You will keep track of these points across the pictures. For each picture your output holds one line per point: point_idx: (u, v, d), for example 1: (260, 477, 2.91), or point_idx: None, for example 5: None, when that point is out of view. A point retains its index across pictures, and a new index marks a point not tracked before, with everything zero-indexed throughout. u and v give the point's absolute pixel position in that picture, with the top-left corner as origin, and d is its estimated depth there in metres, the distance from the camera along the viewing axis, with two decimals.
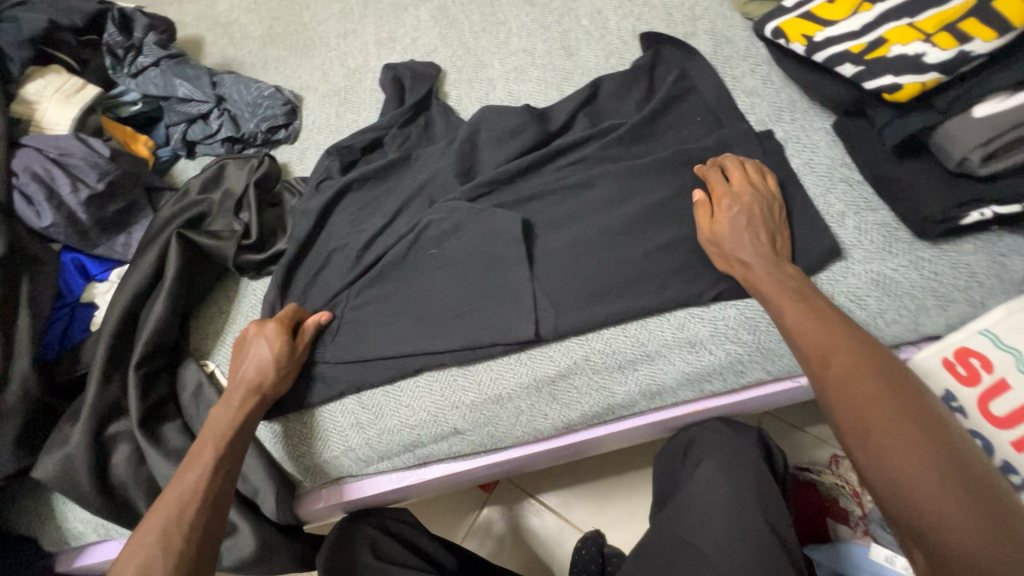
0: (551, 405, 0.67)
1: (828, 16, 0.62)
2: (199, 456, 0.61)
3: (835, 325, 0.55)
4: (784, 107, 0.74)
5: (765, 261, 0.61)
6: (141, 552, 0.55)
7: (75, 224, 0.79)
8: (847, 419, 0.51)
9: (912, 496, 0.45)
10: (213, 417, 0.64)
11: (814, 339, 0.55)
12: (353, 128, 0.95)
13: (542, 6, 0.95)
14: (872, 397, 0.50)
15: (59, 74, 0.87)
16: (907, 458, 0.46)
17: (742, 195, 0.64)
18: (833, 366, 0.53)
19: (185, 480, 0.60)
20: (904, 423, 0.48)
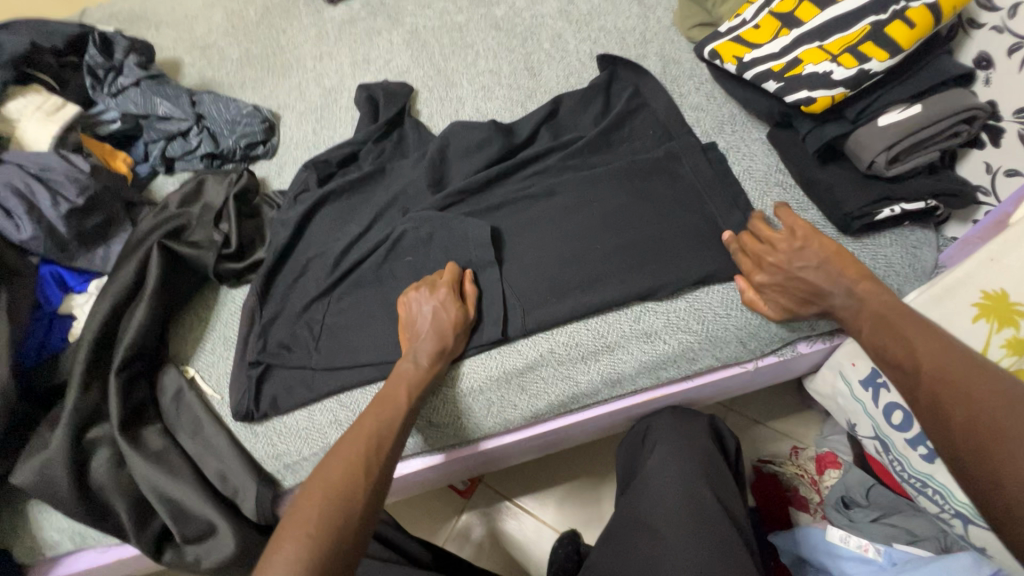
0: (519, 396, 0.71)
1: (754, 40, 0.70)
2: (359, 442, 0.60)
3: (945, 344, 0.54)
4: (725, 120, 0.82)
5: (842, 293, 0.62)
6: (316, 498, 0.55)
7: (55, 236, 0.81)
8: (972, 449, 0.47)
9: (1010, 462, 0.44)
10: (395, 402, 0.64)
11: (923, 365, 0.53)
12: (330, 144, 0.99)
13: (507, 31, 1.02)
14: (996, 420, 0.47)
15: (38, 93, 0.90)
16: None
17: (797, 256, 0.64)
18: (946, 391, 0.51)
19: (341, 466, 0.57)
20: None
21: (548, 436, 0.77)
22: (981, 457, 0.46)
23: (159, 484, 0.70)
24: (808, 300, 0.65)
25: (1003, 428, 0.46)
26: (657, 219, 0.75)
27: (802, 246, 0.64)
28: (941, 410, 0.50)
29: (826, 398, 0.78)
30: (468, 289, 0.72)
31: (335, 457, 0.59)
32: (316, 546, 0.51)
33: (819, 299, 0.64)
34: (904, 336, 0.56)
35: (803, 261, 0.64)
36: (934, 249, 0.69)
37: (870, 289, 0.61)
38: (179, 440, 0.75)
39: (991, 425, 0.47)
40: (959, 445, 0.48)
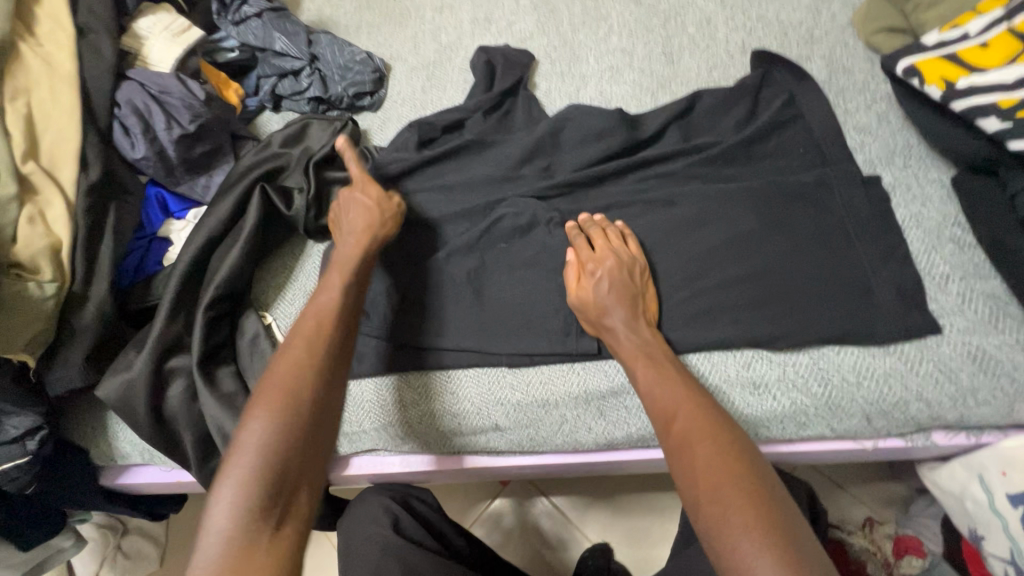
0: (597, 420, 0.65)
1: (977, 63, 0.57)
2: (311, 332, 0.58)
3: (681, 384, 0.56)
4: (897, 150, 0.69)
5: (627, 325, 0.61)
6: (274, 380, 0.54)
7: (165, 159, 0.82)
8: (687, 488, 0.49)
9: (731, 556, 0.44)
10: (328, 290, 0.61)
11: (663, 403, 0.55)
12: (436, 105, 0.94)
13: (648, 7, 0.91)
14: (709, 462, 0.49)
15: (169, 13, 0.90)
16: (735, 525, 0.45)
17: (605, 259, 0.64)
18: (677, 430, 0.53)
19: (293, 353, 0.56)
20: (732, 490, 0.47)
21: (616, 464, 0.71)
22: (693, 495, 0.49)
23: (225, 426, 0.71)
24: (599, 322, 0.62)
25: (705, 476, 0.48)
26: (791, 253, 0.64)
27: (639, 267, 0.65)
28: (676, 449, 0.52)
29: (942, 492, 0.68)
30: (392, 199, 0.71)
31: (287, 348, 0.57)
32: (270, 442, 0.50)
33: (603, 327, 0.62)
34: (664, 375, 0.57)
35: (616, 275, 0.63)
36: None
37: (659, 341, 0.61)
38: (249, 385, 0.75)
39: (707, 467, 0.49)
40: (680, 482, 0.50)
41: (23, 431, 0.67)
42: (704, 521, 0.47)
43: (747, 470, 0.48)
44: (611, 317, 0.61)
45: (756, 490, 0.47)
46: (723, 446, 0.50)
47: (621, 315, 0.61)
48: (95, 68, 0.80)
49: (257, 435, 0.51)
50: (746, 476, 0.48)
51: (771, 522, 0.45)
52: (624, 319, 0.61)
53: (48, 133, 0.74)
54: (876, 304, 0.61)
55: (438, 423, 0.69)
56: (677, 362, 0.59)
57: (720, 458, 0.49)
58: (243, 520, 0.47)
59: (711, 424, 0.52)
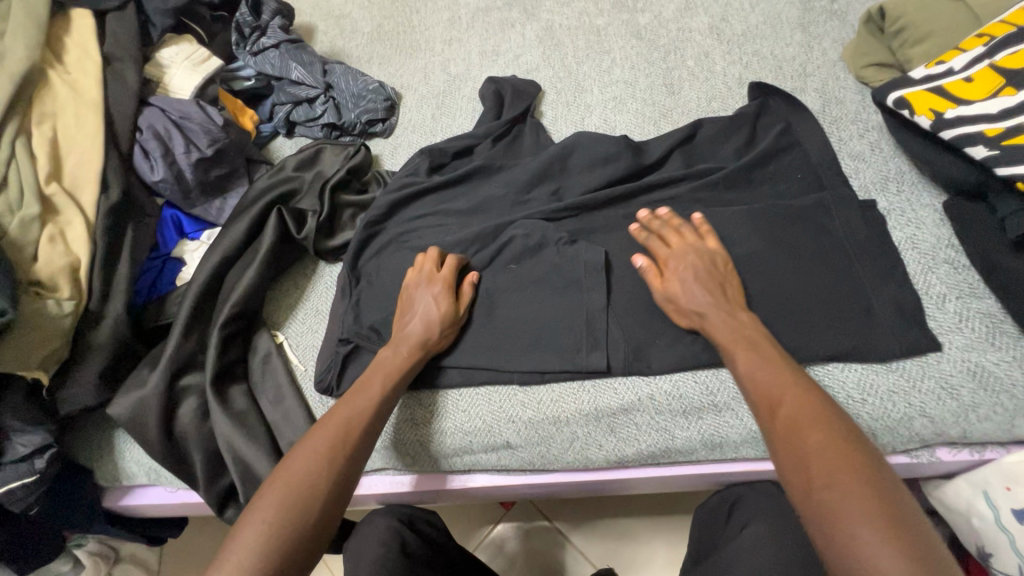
0: (608, 437, 0.66)
1: (963, 95, 0.60)
2: (334, 428, 0.58)
3: (787, 370, 0.55)
4: (891, 176, 0.72)
5: (718, 311, 0.62)
6: (298, 470, 0.55)
7: (182, 182, 0.84)
8: (795, 475, 0.48)
9: (848, 544, 0.42)
10: (365, 393, 0.62)
11: (765, 387, 0.54)
12: (445, 132, 0.97)
13: (649, 42, 0.96)
14: (818, 444, 0.48)
15: (190, 44, 0.94)
16: (849, 509, 0.44)
17: (685, 255, 0.66)
18: (783, 414, 0.51)
19: (311, 447, 0.56)
20: (847, 474, 0.46)
21: (625, 482, 0.72)
22: (803, 481, 0.47)
23: (236, 444, 0.71)
24: (687, 307, 0.63)
25: (817, 456, 0.47)
26: (794, 272, 0.66)
27: (721, 257, 0.67)
28: (782, 433, 0.50)
29: (946, 510, 0.69)
30: (459, 312, 0.69)
31: (309, 439, 0.58)
32: (276, 526, 0.51)
33: (692, 316, 0.63)
34: (766, 357, 0.56)
35: (699, 264, 0.65)
36: None
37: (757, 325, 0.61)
38: (260, 404, 0.75)
39: (817, 450, 0.48)
40: (785, 467, 0.49)
41: (31, 449, 0.67)
42: (809, 503, 0.46)
43: (862, 458, 0.47)
44: (691, 300, 0.63)
45: (873, 481, 0.45)
46: (837, 436, 0.48)
47: (711, 304, 0.62)
48: (119, 95, 0.83)
49: (264, 514, 0.52)
50: (863, 465, 0.46)
51: (888, 511, 0.43)
52: (709, 303, 0.62)
53: (72, 156, 0.77)
54: (875, 324, 0.63)
55: (447, 441, 0.69)
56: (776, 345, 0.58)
57: (833, 445, 0.47)
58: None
59: (819, 411, 0.51)
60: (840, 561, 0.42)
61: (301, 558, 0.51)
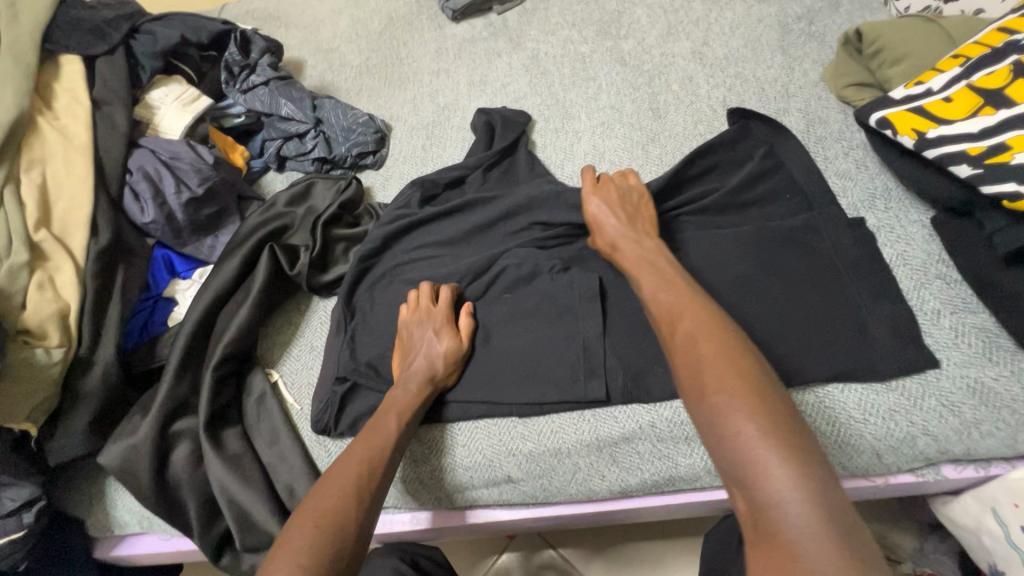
0: (610, 467, 0.65)
1: (944, 115, 0.61)
2: (352, 464, 0.57)
3: (687, 291, 0.58)
4: (878, 194, 0.73)
5: (633, 239, 0.68)
6: (327, 505, 0.53)
7: (172, 222, 0.84)
8: (689, 384, 0.50)
9: (735, 445, 0.44)
10: (381, 429, 0.62)
11: (666, 307, 0.58)
12: (436, 162, 0.98)
13: (633, 68, 0.98)
14: (712, 357, 0.50)
15: (179, 84, 0.94)
16: (733, 409, 0.46)
17: (609, 191, 0.73)
18: (681, 333, 0.54)
19: (338, 483, 0.55)
20: (737, 383, 0.47)
21: (630, 512, 0.70)
22: (695, 388, 0.50)
23: (231, 489, 0.70)
24: (607, 232, 0.70)
25: (712, 366, 0.49)
26: (789, 293, 0.67)
27: (637, 194, 0.74)
28: (680, 347, 0.53)
29: (955, 527, 0.68)
30: (463, 343, 0.70)
31: (331, 475, 0.56)
32: (312, 561, 0.48)
33: (610, 247, 0.69)
34: (665, 281, 0.61)
35: (617, 197, 0.73)
36: None
37: (658, 248, 0.67)
38: (255, 446, 0.74)
39: (711, 364, 0.49)
40: (683, 380, 0.51)
41: (19, 503, 0.65)
42: (703, 411, 0.48)
43: (748, 362, 0.49)
44: (608, 226, 0.70)
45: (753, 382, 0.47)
46: (730, 345, 0.51)
47: (622, 230, 0.69)
48: (108, 137, 0.83)
49: (298, 551, 0.48)
50: (749, 373, 0.48)
51: (771, 414, 0.45)
52: (620, 226, 0.69)
53: (61, 201, 0.76)
54: (873, 343, 0.62)
55: (448, 477, 0.68)
56: (673, 264, 0.64)
57: (725, 353, 0.50)
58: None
59: (718, 329, 0.52)
60: (728, 460, 0.44)
61: None
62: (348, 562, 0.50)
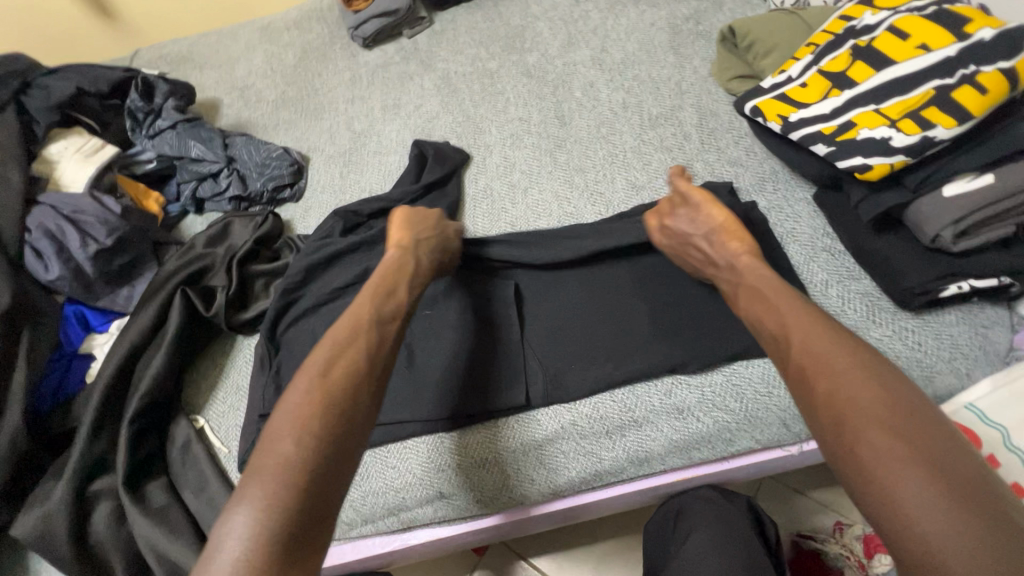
0: (538, 470, 0.66)
1: (802, 99, 0.65)
2: (353, 326, 0.58)
3: (799, 313, 0.54)
4: (767, 176, 0.77)
5: (727, 258, 0.64)
6: (335, 368, 0.53)
7: (80, 276, 0.81)
8: (821, 420, 0.47)
9: (889, 493, 0.42)
10: (377, 300, 0.61)
11: (778, 336, 0.54)
12: (355, 188, 0.98)
13: (538, 79, 1.01)
14: (866, 403, 0.45)
15: (80, 135, 0.93)
16: (892, 467, 0.42)
17: (682, 213, 0.69)
18: (800, 362, 0.51)
19: (344, 347, 0.55)
20: (881, 423, 0.44)
21: (568, 512, 0.71)
22: (827, 426, 0.47)
23: (158, 544, 0.67)
24: (696, 264, 0.68)
25: (862, 416, 0.45)
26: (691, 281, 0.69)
27: (705, 208, 0.67)
28: (800, 379, 0.50)
29: None
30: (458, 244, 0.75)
31: (335, 334, 0.56)
32: (307, 443, 0.48)
33: (710, 266, 0.66)
34: (772, 301, 0.56)
35: (690, 226, 0.68)
36: (1008, 329, 0.61)
37: (751, 263, 0.61)
38: (182, 496, 0.72)
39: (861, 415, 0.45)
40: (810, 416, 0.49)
41: None
42: (841, 456, 0.45)
43: (891, 396, 0.46)
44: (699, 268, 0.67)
45: (898, 418, 0.44)
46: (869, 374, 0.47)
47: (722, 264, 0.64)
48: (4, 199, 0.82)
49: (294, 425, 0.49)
50: (896, 410, 0.45)
51: (945, 477, 0.41)
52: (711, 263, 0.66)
53: None
54: None
55: (382, 501, 0.68)
56: (773, 276, 0.59)
57: (861, 388, 0.46)
58: (271, 539, 0.43)
59: (862, 369, 0.48)
60: (875, 506, 0.42)
61: (333, 466, 0.49)
62: (347, 427, 0.51)
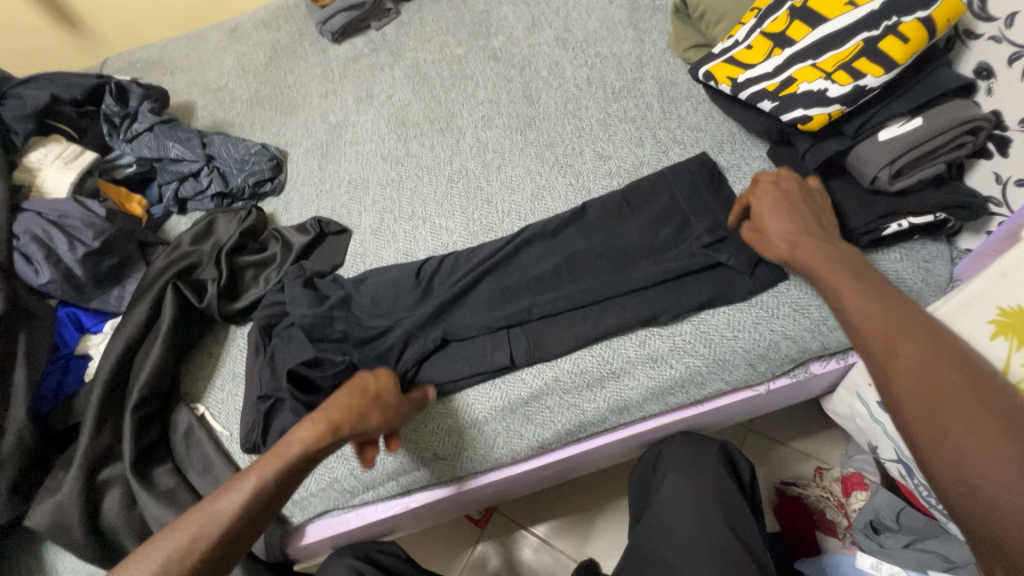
0: (526, 426, 0.70)
1: (747, 61, 0.70)
2: (275, 455, 0.57)
3: (892, 306, 0.49)
4: (725, 139, 0.82)
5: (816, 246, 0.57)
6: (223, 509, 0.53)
7: (72, 278, 0.83)
8: (916, 422, 0.44)
9: (993, 497, 0.39)
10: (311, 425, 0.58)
11: (873, 327, 0.49)
12: (335, 178, 1.00)
13: (505, 61, 1.04)
14: (968, 402, 0.42)
15: (58, 143, 0.95)
16: (1002, 472, 0.39)
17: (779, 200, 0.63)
18: (894, 356, 0.46)
19: (248, 483, 0.55)
20: (989, 422, 0.41)
21: (556, 466, 0.75)
22: (922, 430, 0.43)
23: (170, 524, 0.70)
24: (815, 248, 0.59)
25: (967, 415, 0.42)
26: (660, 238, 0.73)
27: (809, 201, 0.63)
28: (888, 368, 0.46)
29: (844, 418, 0.79)
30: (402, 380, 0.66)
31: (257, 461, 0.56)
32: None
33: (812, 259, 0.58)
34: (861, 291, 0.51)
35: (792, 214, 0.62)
36: (948, 262, 0.66)
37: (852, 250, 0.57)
38: (189, 479, 0.75)
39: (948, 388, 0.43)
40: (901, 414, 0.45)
41: None
42: (943, 460, 0.42)
43: (995, 394, 0.42)
44: (772, 228, 0.62)
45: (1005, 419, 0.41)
46: (970, 373, 0.44)
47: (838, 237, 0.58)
48: None
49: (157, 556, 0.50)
50: (1005, 410, 0.41)
51: None
52: (795, 232, 0.60)
53: None
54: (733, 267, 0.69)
55: (381, 467, 0.72)
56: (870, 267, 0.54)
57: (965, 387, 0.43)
58: None
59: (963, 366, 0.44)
60: (975, 508, 0.39)
61: None
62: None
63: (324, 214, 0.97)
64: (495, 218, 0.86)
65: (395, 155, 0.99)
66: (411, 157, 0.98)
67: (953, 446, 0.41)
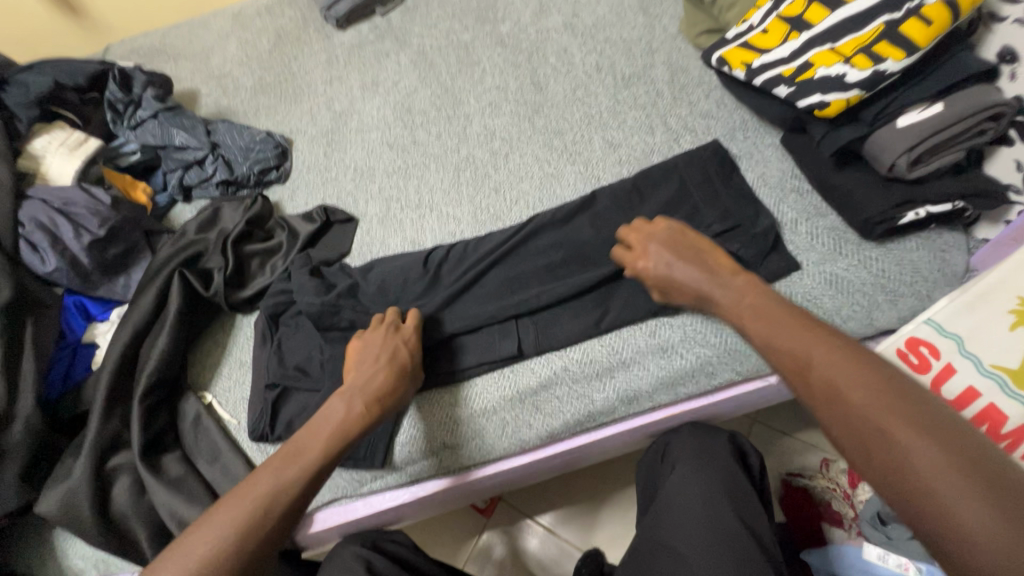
0: (534, 416, 0.70)
1: (763, 45, 0.68)
2: (294, 447, 0.60)
3: (804, 330, 0.52)
4: (736, 127, 0.81)
5: (724, 285, 0.61)
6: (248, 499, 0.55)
7: (78, 266, 0.82)
8: (849, 435, 0.45)
9: (932, 495, 0.39)
10: (330, 414, 0.62)
11: (789, 353, 0.52)
12: (341, 165, 0.99)
13: (513, 48, 1.03)
14: (886, 410, 0.44)
15: (62, 130, 0.94)
16: (936, 471, 0.40)
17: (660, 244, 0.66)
18: (815, 378, 0.48)
19: (272, 472, 0.57)
20: (911, 424, 0.42)
21: (564, 456, 0.75)
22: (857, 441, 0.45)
23: (179, 510, 0.70)
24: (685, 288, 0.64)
25: (899, 422, 0.43)
26: None
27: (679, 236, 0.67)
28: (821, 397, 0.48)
29: None
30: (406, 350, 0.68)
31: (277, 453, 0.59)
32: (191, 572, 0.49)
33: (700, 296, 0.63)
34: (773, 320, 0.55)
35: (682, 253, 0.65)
36: (964, 252, 0.66)
37: (750, 279, 0.60)
38: (198, 466, 0.75)
39: (910, 433, 0.42)
40: (834, 428, 0.47)
41: None
42: (881, 468, 0.43)
43: (909, 402, 0.44)
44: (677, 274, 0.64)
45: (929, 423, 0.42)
46: (879, 383, 0.45)
47: (701, 280, 0.62)
48: None
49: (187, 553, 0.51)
50: (922, 414, 0.43)
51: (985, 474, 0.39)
52: (699, 277, 0.63)
53: None
54: (745, 256, 0.68)
55: (390, 456, 0.72)
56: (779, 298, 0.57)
57: (879, 398, 0.44)
58: None
59: (862, 379, 0.46)
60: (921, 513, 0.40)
61: None
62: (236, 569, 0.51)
63: (330, 202, 0.96)
64: (503, 207, 0.86)
65: (401, 143, 0.98)
66: (417, 145, 0.97)
67: (887, 452, 0.42)
